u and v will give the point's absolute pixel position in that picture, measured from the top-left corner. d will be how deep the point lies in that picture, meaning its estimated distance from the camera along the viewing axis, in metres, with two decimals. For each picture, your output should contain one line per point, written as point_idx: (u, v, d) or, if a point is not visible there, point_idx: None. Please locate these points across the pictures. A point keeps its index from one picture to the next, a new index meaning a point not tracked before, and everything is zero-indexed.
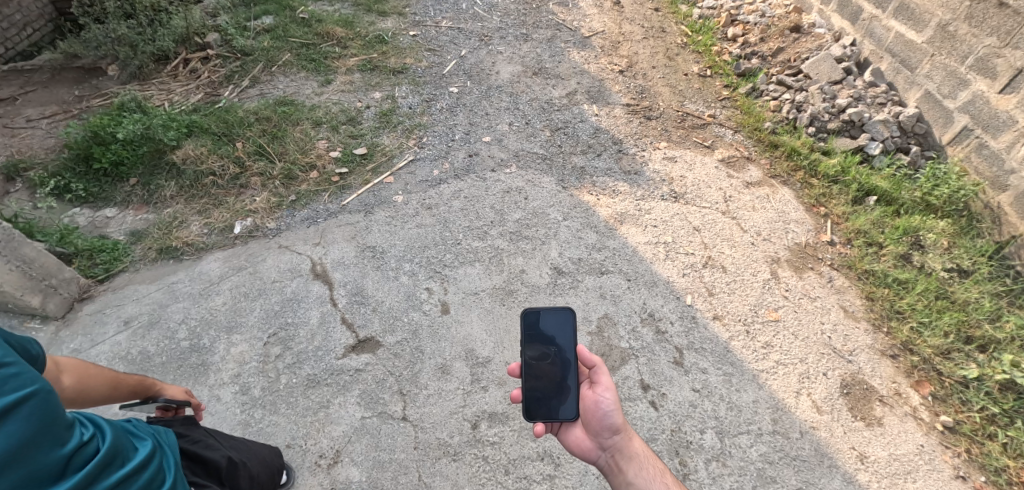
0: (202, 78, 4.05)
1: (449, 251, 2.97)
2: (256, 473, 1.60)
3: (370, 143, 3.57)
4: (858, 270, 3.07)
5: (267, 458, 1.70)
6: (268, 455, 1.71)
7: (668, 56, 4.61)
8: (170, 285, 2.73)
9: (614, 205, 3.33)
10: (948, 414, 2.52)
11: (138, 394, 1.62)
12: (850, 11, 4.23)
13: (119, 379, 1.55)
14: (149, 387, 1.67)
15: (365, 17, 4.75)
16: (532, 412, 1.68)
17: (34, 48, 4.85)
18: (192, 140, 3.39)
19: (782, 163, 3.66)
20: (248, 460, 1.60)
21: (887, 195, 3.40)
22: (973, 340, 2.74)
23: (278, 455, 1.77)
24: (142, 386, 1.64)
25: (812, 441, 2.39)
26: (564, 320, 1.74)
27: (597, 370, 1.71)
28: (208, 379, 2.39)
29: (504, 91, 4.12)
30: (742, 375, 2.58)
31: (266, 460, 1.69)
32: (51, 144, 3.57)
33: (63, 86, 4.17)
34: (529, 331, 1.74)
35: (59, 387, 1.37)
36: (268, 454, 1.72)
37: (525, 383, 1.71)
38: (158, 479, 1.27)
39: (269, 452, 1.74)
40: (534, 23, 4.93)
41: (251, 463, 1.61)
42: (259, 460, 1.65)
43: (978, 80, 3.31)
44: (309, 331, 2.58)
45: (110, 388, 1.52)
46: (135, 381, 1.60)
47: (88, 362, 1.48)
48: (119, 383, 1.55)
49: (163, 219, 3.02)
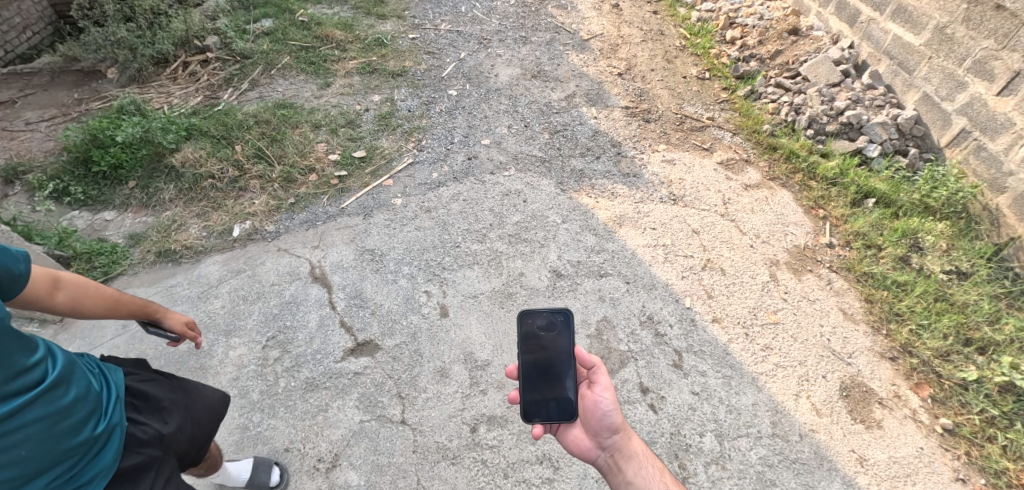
0: (201, 80, 4.06)
1: (448, 254, 2.97)
2: (196, 418, 1.51)
3: (368, 146, 3.57)
4: (857, 272, 3.07)
5: (216, 405, 1.59)
6: (215, 403, 1.59)
7: (666, 58, 4.62)
8: (168, 288, 2.73)
9: (613, 207, 3.33)
10: (948, 417, 2.51)
11: (140, 318, 1.62)
12: (848, 14, 4.24)
13: (120, 302, 1.54)
14: (156, 313, 1.67)
15: (364, 20, 4.76)
16: (530, 412, 1.68)
17: (33, 51, 4.86)
18: (190, 143, 3.39)
19: (780, 165, 3.66)
20: (195, 399, 1.53)
21: (886, 197, 3.40)
22: (972, 342, 2.74)
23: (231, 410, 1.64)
24: (147, 311, 1.64)
25: (811, 444, 2.39)
26: (563, 320, 1.74)
27: (595, 368, 1.71)
28: (206, 383, 2.39)
29: (503, 93, 4.13)
30: (742, 378, 2.58)
31: (215, 405, 1.59)
32: (50, 147, 3.57)
33: (62, 89, 4.17)
34: (527, 332, 1.75)
35: (50, 304, 1.38)
36: (215, 401, 1.59)
37: (524, 383, 1.71)
38: (98, 416, 1.30)
39: (218, 399, 1.61)
40: (532, 25, 4.94)
41: (196, 404, 1.52)
42: (206, 410, 1.55)
43: (975, 82, 3.32)
44: (308, 335, 2.58)
45: (108, 309, 1.51)
46: (138, 306, 1.60)
47: (89, 281, 1.47)
48: (118, 307, 1.54)
49: (161, 222, 3.02)
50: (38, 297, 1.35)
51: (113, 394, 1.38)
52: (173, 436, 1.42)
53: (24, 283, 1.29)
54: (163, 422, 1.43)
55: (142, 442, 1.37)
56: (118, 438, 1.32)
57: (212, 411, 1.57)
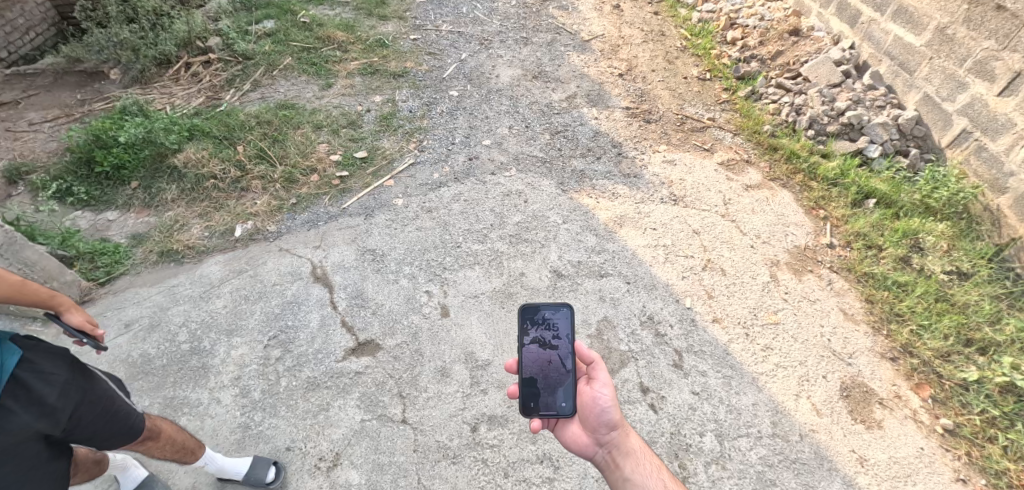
0: (204, 81, 4.07)
1: (448, 255, 2.98)
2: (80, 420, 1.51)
3: (370, 147, 3.59)
4: (857, 272, 3.07)
5: (122, 415, 1.62)
6: (121, 414, 1.61)
7: (667, 59, 4.63)
8: (171, 288, 2.74)
9: (613, 208, 3.33)
10: (948, 417, 2.51)
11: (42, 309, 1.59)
12: (849, 15, 4.24)
13: (23, 288, 1.52)
14: (59, 305, 1.64)
15: (366, 21, 4.77)
16: (528, 406, 1.69)
17: (36, 52, 4.89)
18: (192, 144, 3.40)
19: (781, 166, 3.66)
20: (92, 403, 1.53)
21: (886, 198, 3.41)
22: (973, 342, 2.74)
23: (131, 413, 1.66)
24: (50, 302, 1.61)
25: (811, 444, 2.39)
26: (563, 316, 1.77)
27: (594, 365, 1.73)
28: (208, 382, 2.40)
29: (504, 94, 4.14)
30: (742, 378, 2.58)
31: (119, 416, 1.60)
32: (53, 147, 3.58)
33: (65, 90, 4.19)
34: (528, 326, 1.79)
35: None
36: (121, 411, 1.61)
37: (523, 377, 1.74)
38: None
39: (129, 407, 1.65)
40: (533, 27, 4.95)
41: (89, 412, 1.52)
42: (98, 414, 1.55)
43: (976, 82, 3.32)
44: (309, 334, 2.59)
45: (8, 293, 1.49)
46: (40, 294, 1.56)
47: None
48: (18, 294, 1.51)
49: (164, 222, 3.03)
50: None
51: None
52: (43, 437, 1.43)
53: None
54: (42, 418, 1.42)
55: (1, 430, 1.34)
56: None
57: (113, 420, 1.59)
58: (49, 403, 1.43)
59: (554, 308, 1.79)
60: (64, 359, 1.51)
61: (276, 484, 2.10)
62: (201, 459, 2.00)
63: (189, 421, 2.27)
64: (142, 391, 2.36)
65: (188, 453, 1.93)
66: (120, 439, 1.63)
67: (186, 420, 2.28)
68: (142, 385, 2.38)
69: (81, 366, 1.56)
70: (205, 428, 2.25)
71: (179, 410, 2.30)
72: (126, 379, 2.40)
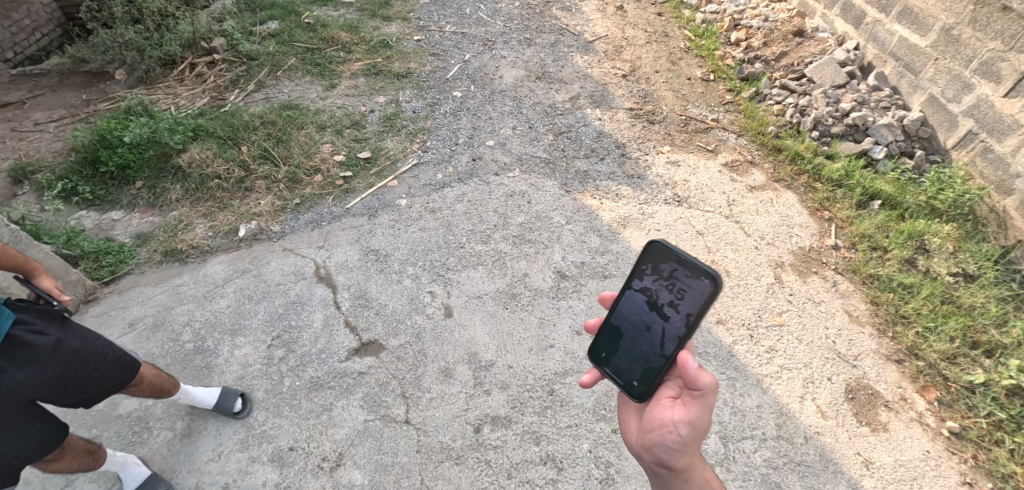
0: (208, 82, 4.08)
1: (452, 255, 2.98)
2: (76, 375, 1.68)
3: (373, 147, 3.59)
4: (862, 274, 3.06)
5: (113, 370, 1.79)
6: (111, 369, 1.78)
7: (671, 60, 4.62)
8: (175, 288, 2.75)
9: (617, 209, 3.33)
10: (954, 420, 2.50)
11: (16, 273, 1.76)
12: (853, 16, 4.23)
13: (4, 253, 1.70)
14: (33, 270, 1.81)
15: (369, 22, 4.78)
16: (601, 349, 1.58)
17: (42, 53, 4.91)
18: (196, 144, 3.41)
19: (785, 167, 3.65)
20: (82, 362, 1.69)
21: (891, 199, 3.39)
22: (979, 345, 2.73)
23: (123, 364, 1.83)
24: (25, 267, 1.79)
25: (816, 446, 2.37)
26: (699, 290, 1.32)
27: (698, 392, 1.30)
28: (211, 381, 2.40)
29: (507, 95, 4.14)
30: (746, 380, 2.57)
31: (111, 370, 1.78)
32: (58, 147, 3.59)
33: (70, 90, 4.21)
34: (649, 276, 1.45)
35: None
36: (111, 367, 1.78)
37: (614, 318, 1.55)
38: None
39: (121, 365, 1.82)
40: (537, 28, 4.95)
41: (81, 367, 1.69)
42: (91, 370, 1.72)
43: (982, 84, 3.30)
44: (313, 335, 2.59)
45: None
46: (15, 259, 1.74)
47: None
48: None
49: (168, 222, 3.04)
50: None
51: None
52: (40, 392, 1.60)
53: None
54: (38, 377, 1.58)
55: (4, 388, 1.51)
56: None
57: (105, 374, 1.76)
58: (39, 363, 1.59)
59: (696, 277, 1.32)
60: (51, 318, 1.68)
61: (243, 415, 2.28)
62: (177, 393, 2.15)
63: (192, 420, 2.27)
64: None
65: (165, 391, 2.08)
66: (111, 389, 1.82)
67: (189, 420, 2.27)
68: None
69: (69, 325, 1.72)
70: (208, 427, 2.25)
71: (182, 409, 2.30)
72: None
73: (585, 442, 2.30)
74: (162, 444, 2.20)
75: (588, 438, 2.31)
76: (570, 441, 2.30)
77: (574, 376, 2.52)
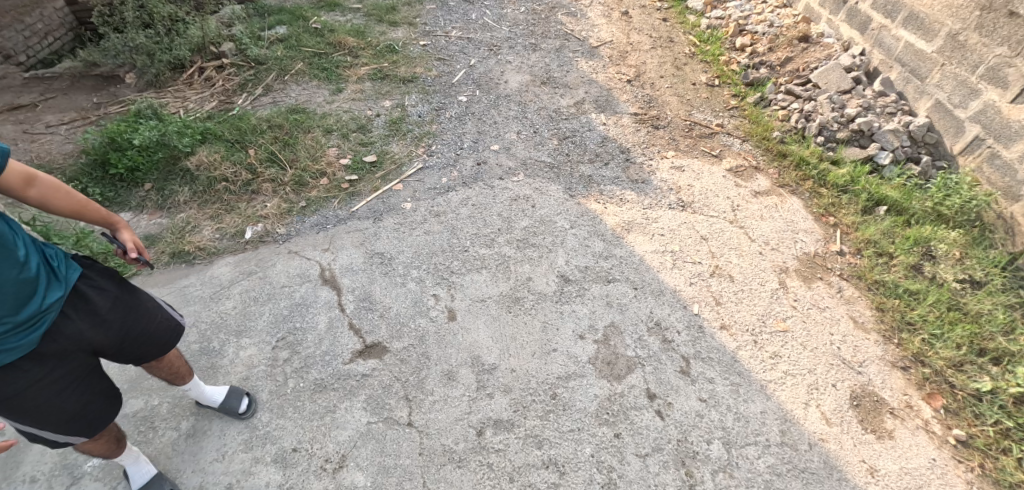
0: (216, 86, 4.12)
1: (456, 259, 2.99)
2: (131, 330, 1.74)
3: (379, 151, 3.62)
4: (868, 280, 3.04)
5: (164, 331, 1.86)
6: (163, 330, 1.85)
7: (676, 66, 4.62)
8: (182, 289, 2.77)
9: (621, 213, 3.33)
10: (961, 428, 2.48)
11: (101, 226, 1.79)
12: (859, 21, 4.23)
13: (87, 207, 1.73)
14: (116, 223, 1.85)
15: (376, 27, 4.82)
16: None
17: (54, 56, 4.98)
18: (205, 147, 3.45)
19: (790, 172, 3.65)
20: (135, 319, 1.75)
21: (897, 205, 3.38)
22: (985, 352, 2.71)
23: (172, 327, 1.89)
24: (109, 220, 1.82)
25: (820, 453, 2.36)
26: None
27: None
28: (216, 382, 2.41)
29: (512, 100, 4.16)
30: (750, 386, 2.56)
31: (163, 331, 1.85)
32: (69, 149, 3.63)
33: (81, 93, 4.27)
34: None
35: (22, 197, 1.55)
36: (163, 329, 1.84)
37: None
38: (31, 291, 1.52)
39: (168, 326, 1.87)
40: (542, 33, 4.97)
41: (137, 325, 1.75)
42: (143, 328, 1.77)
43: (989, 89, 3.29)
44: (317, 337, 2.60)
45: (75, 211, 1.70)
46: (99, 214, 1.78)
47: (62, 184, 1.66)
48: (82, 213, 1.72)
49: (176, 224, 3.07)
50: (16, 187, 1.53)
51: (64, 287, 1.61)
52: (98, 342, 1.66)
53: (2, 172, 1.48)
54: (96, 327, 1.66)
55: (64, 334, 1.59)
56: (48, 321, 1.55)
57: (157, 335, 1.83)
58: (100, 313, 1.66)
59: None
60: (112, 277, 1.76)
61: (247, 415, 2.29)
62: (188, 384, 2.15)
63: (197, 421, 2.29)
64: (152, 390, 2.38)
65: (178, 377, 2.09)
66: (162, 352, 1.88)
67: (194, 420, 2.29)
68: (153, 384, 2.39)
69: (128, 285, 1.80)
70: (213, 428, 2.27)
71: (188, 409, 2.32)
72: (136, 377, 2.42)
73: (587, 447, 2.30)
74: (167, 444, 2.22)
75: (590, 443, 2.31)
76: (572, 445, 2.30)
77: (577, 380, 2.52)
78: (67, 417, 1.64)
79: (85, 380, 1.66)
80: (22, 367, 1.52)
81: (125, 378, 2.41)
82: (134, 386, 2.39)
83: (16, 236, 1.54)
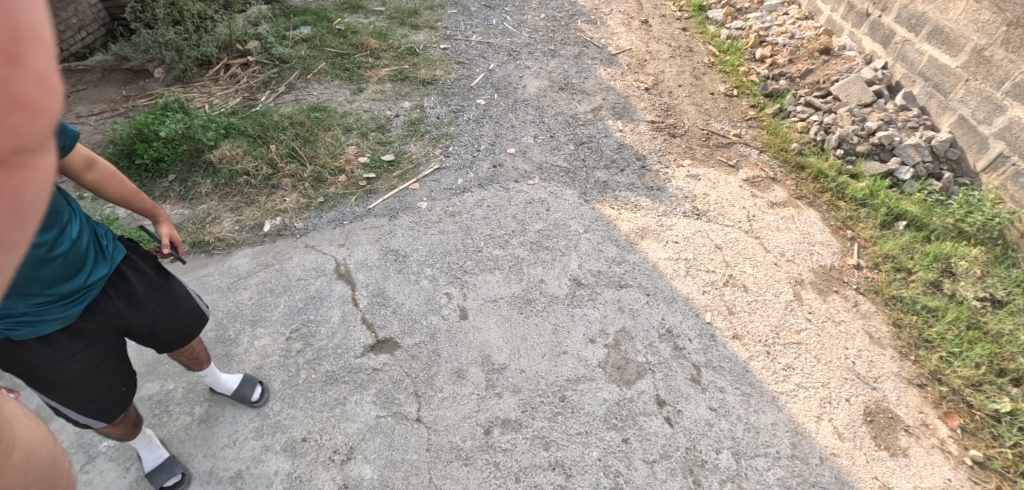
0: (241, 83, 4.21)
1: (470, 258, 3.01)
2: (160, 314, 1.81)
3: (396, 151, 3.66)
4: (885, 295, 3.00)
5: (191, 319, 1.93)
6: (191, 317, 1.92)
7: (694, 75, 4.61)
8: (201, 278, 2.83)
9: (635, 219, 3.33)
10: (978, 449, 2.42)
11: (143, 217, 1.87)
12: (882, 35, 4.20)
13: (134, 197, 1.81)
14: (158, 216, 1.92)
15: (398, 30, 4.89)
16: None
17: (86, 50, 5.15)
18: (228, 141, 3.53)
19: (808, 184, 3.62)
20: (166, 304, 1.83)
21: (917, 220, 3.35)
22: (1006, 373, 2.65)
23: (199, 316, 1.96)
24: (152, 213, 1.90)
25: (832, 468, 2.32)
26: None
27: None
28: (231, 369, 2.46)
29: (530, 104, 4.19)
30: (762, 397, 2.53)
31: (190, 319, 1.92)
32: (97, 139, 3.71)
33: (111, 86, 4.39)
34: None
35: (80, 179, 1.63)
36: (190, 316, 1.92)
37: None
38: (78, 266, 1.58)
39: (195, 315, 1.94)
40: (561, 40, 5.00)
41: (167, 309, 1.83)
42: (172, 313, 1.85)
43: (1014, 106, 3.25)
44: (330, 330, 2.63)
45: (124, 199, 1.78)
46: (145, 203, 1.85)
47: (118, 172, 1.74)
48: (130, 201, 1.80)
49: (197, 215, 3.14)
50: (75, 170, 1.61)
51: (109, 265, 1.67)
52: (129, 322, 1.73)
53: (65, 155, 1.54)
54: (130, 307, 1.73)
55: (102, 311, 1.66)
56: (89, 297, 1.61)
57: (184, 322, 1.90)
58: (137, 294, 1.74)
59: None
60: (151, 261, 1.84)
61: (260, 404, 2.32)
62: (204, 370, 2.19)
63: (210, 407, 2.32)
64: (167, 374, 2.42)
65: (197, 363, 2.13)
66: (186, 339, 1.95)
67: (207, 405, 2.32)
68: (169, 368, 2.44)
69: (165, 271, 1.88)
70: (226, 415, 2.30)
71: (202, 395, 2.35)
72: (153, 362, 2.47)
73: (595, 451, 2.29)
74: (180, 428, 2.25)
75: (597, 446, 2.30)
76: (580, 448, 2.29)
77: (586, 383, 2.51)
78: (89, 396, 1.68)
79: (111, 360, 1.72)
80: (56, 338, 1.57)
81: (144, 362, 2.46)
82: (152, 370, 2.43)
83: (72, 214, 1.61)
